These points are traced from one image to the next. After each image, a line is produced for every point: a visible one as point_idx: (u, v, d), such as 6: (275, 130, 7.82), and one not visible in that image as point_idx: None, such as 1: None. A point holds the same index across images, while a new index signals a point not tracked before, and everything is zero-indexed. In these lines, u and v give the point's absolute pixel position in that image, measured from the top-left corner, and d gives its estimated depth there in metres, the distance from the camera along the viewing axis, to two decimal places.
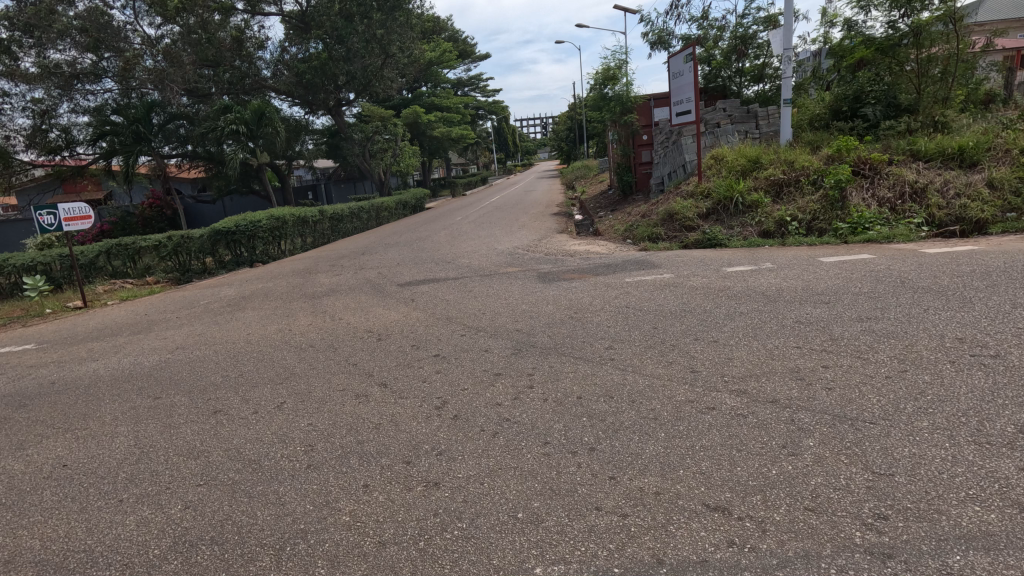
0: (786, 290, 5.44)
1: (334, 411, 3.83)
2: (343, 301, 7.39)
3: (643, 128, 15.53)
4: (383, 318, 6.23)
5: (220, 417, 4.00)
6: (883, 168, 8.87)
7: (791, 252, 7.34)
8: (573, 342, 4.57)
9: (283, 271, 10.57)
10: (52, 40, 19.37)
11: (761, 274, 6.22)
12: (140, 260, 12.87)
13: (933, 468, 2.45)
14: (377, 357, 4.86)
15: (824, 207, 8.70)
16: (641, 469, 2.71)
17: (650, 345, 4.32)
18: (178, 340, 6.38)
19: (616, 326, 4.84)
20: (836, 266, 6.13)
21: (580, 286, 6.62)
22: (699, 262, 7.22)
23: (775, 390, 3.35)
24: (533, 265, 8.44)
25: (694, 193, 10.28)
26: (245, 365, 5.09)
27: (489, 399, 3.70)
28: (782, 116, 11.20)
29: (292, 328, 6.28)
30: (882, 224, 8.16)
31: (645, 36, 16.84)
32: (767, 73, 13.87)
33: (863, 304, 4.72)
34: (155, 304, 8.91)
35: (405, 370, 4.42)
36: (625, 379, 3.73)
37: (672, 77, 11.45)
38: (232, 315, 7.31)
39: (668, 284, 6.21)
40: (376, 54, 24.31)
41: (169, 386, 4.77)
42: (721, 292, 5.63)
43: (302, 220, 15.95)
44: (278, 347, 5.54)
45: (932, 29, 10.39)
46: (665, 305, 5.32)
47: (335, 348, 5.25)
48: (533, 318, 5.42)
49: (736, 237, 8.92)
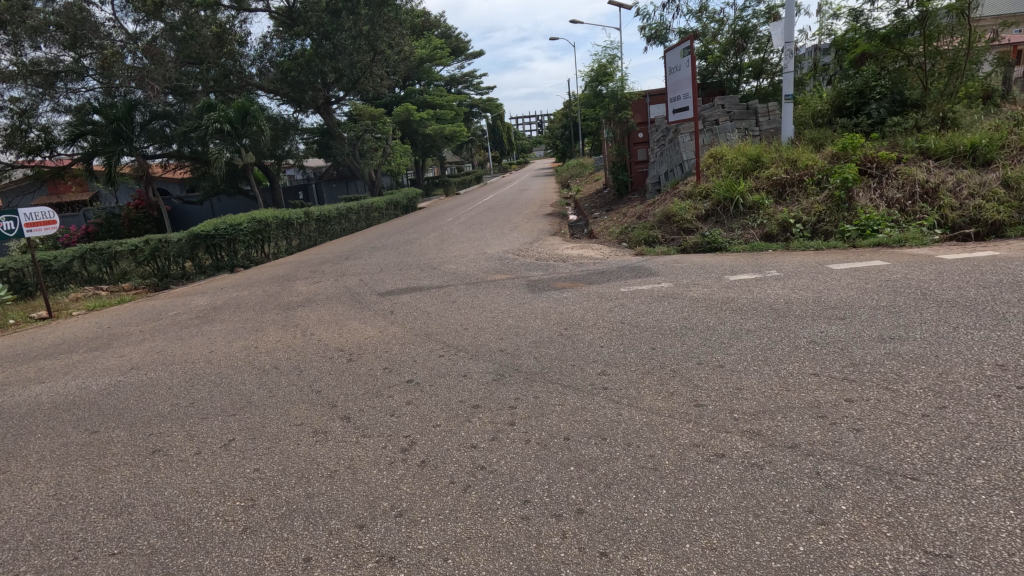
0: (795, 303, 4.97)
1: (286, 453, 3.34)
2: (318, 314, 6.88)
3: (639, 126, 14.99)
4: (357, 334, 5.71)
5: (158, 458, 3.49)
6: (891, 166, 8.40)
7: (798, 257, 6.89)
8: (561, 366, 4.09)
9: (261, 278, 10.05)
10: (28, 36, 18.76)
11: (766, 283, 5.77)
12: (116, 264, 12.32)
13: (1000, 548, 1.97)
14: (343, 382, 4.36)
15: (830, 208, 8.24)
16: (638, 543, 2.23)
17: (648, 370, 3.84)
18: (135, 359, 5.86)
19: (610, 346, 4.36)
20: (848, 274, 5.69)
21: (570, 296, 6.14)
22: (700, 269, 6.75)
23: (794, 432, 2.88)
24: (524, 271, 7.96)
25: (693, 193, 9.79)
26: (198, 392, 4.58)
27: (463, 441, 3.20)
28: (784, 113, 10.71)
29: (258, 346, 5.77)
30: (892, 227, 7.74)
31: (642, 30, 16.36)
32: (767, 68, 13.45)
33: (883, 321, 4.25)
34: (121, 315, 8.38)
35: (373, 400, 3.93)
36: (620, 416, 3.24)
37: (668, 72, 10.99)
38: (198, 329, 6.79)
39: (667, 295, 5.72)
40: (365, 50, 23.76)
41: (112, 417, 4.26)
42: (724, 305, 5.16)
43: (287, 222, 15.42)
44: (238, 369, 5.03)
45: (941, 21, 9.93)
46: (663, 321, 4.84)
47: (300, 371, 4.75)
48: (519, 335, 4.93)
49: (738, 241, 8.46)
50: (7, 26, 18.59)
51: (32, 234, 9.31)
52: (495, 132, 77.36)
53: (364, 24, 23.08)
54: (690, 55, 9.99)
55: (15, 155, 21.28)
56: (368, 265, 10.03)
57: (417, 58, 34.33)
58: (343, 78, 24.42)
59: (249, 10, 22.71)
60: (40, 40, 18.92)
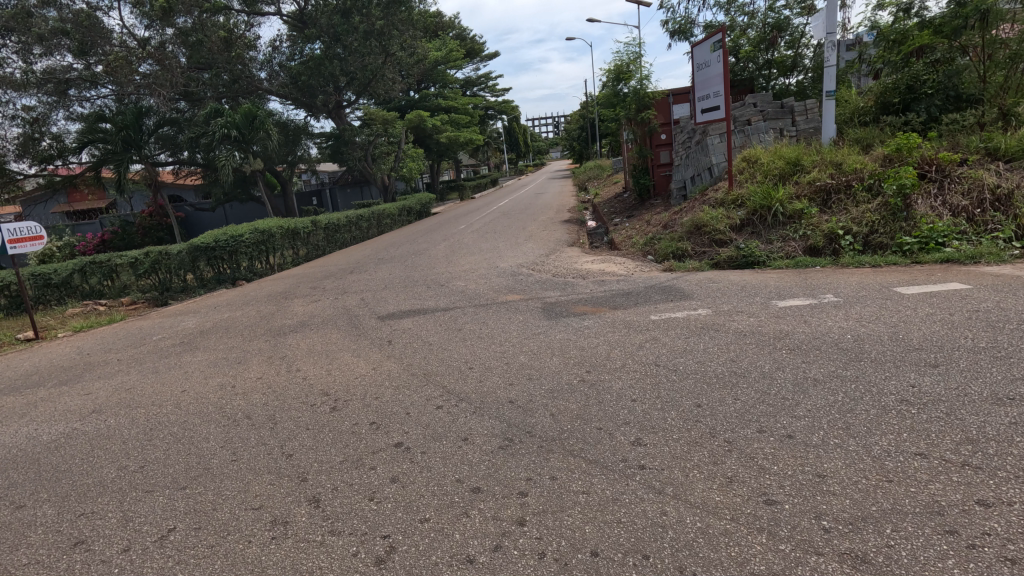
0: (868, 342, 4.10)
1: (229, 557, 2.60)
2: (310, 341, 6.17)
3: (661, 127, 14.11)
4: (347, 372, 4.97)
5: (77, 556, 2.77)
6: (954, 169, 7.46)
7: (855, 276, 5.99)
8: (585, 431, 3.28)
9: (258, 295, 9.39)
10: (36, 43, 18.56)
11: (823, 312, 4.88)
12: (117, 278, 11.92)
13: None
14: (319, 444, 3.61)
15: (884, 218, 7.32)
16: None
17: (694, 440, 3.04)
18: (100, 398, 5.18)
19: (644, 401, 3.55)
20: (924, 301, 4.78)
21: (592, 325, 5.33)
22: (741, 292, 5.89)
23: (920, 562, 2.03)
24: (538, 291, 7.14)
25: (725, 201, 8.93)
26: (154, 450, 3.88)
27: (459, 550, 2.43)
28: (825, 112, 9.75)
29: (235, 385, 5.05)
30: (959, 240, 6.81)
31: (666, 25, 15.54)
32: (800, 64, 12.57)
33: (992, 373, 3.36)
34: (105, 338, 7.76)
35: (351, 473, 3.18)
36: (668, 520, 2.44)
37: (696, 68, 10.11)
38: (177, 360, 6.11)
39: (705, 327, 4.86)
40: (376, 52, 23.19)
41: (45, 486, 3.56)
42: (777, 342, 4.31)
43: (293, 232, 14.81)
44: (205, 419, 4.31)
45: (1003, 7, 8.89)
46: (706, 365, 3.99)
47: (275, 425, 4.00)
48: (532, 380, 4.13)
49: (778, 255, 7.55)
50: (16, 35, 18.44)
51: (16, 250, 8.77)
52: (507, 133, 76.85)
53: (375, 24, 22.47)
54: (721, 49, 9.09)
55: (28, 164, 21.17)
56: (371, 281, 9.35)
57: (430, 60, 33.70)
58: (354, 82, 23.81)
59: (260, 14, 22.40)
60: (48, 47, 18.70)
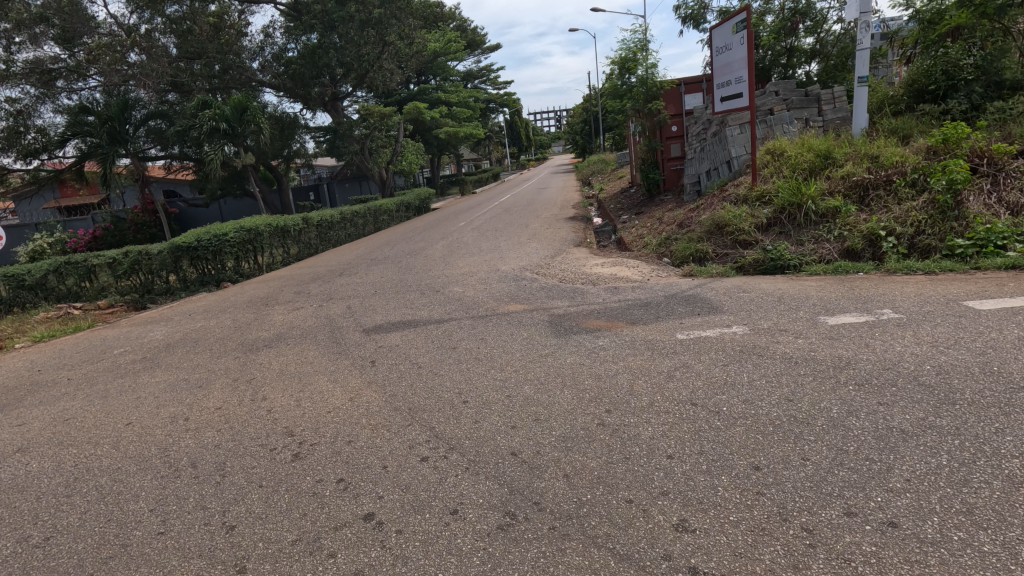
0: (956, 376, 3.30)
1: None
2: (284, 360, 5.38)
3: (672, 118, 13.31)
4: (319, 403, 4.19)
5: None
6: (1010, 161, 6.64)
7: (910, 287, 5.19)
8: (611, 506, 2.50)
9: (238, 300, 8.60)
10: (17, 31, 17.72)
11: (886, 333, 4.07)
12: (95, 279, 11.17)
13: None
14: (271, 512, 2.84)
15: (932, 217, 6.50)
16: None
17: (759, 525, 2.27)
18: (35, 431, 4.43)
19: (684, 461, 2.76)
20: (1008, 321, 3.99)
21: (608, 346, 4.53)
22: (780, 304, 5.10)
23: None
24: (545, 301, 6.34)
25: (748, 197, 8.13)
26: (71, 511, 3.13)
27: None
28: (856, 99, 8.90)
29: (189, 418, 4.27)
30: (1022, 242, 5.98)
31: (677, 11, 14.66)
32: (823, 51, 11.77)
33: None
34: (65, 350, 7.01)
35: (302, 563, 2.41)
36: None
37: (715, 52, 9.26)
38: (133, 382, 5.33)
39: (746, 351, 4.06)
40: (373, 41, 22.27)
41: None
42: (840, 375, 3.50)
43: (283, 230, 14.00)
44: (143, 467, 3.53)
45: None
46: (757, 408, 3.19)
47: (224, 479, 3.24)
48: (539, 424, 3.35)
49: (811, 259, 6.75)
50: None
51: None
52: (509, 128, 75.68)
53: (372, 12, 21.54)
54: (744, 31, 8.26)
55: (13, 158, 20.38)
56: (361, 286, 8.55)
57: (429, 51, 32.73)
58: (351, 73, 22.90)
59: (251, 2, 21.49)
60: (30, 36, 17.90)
